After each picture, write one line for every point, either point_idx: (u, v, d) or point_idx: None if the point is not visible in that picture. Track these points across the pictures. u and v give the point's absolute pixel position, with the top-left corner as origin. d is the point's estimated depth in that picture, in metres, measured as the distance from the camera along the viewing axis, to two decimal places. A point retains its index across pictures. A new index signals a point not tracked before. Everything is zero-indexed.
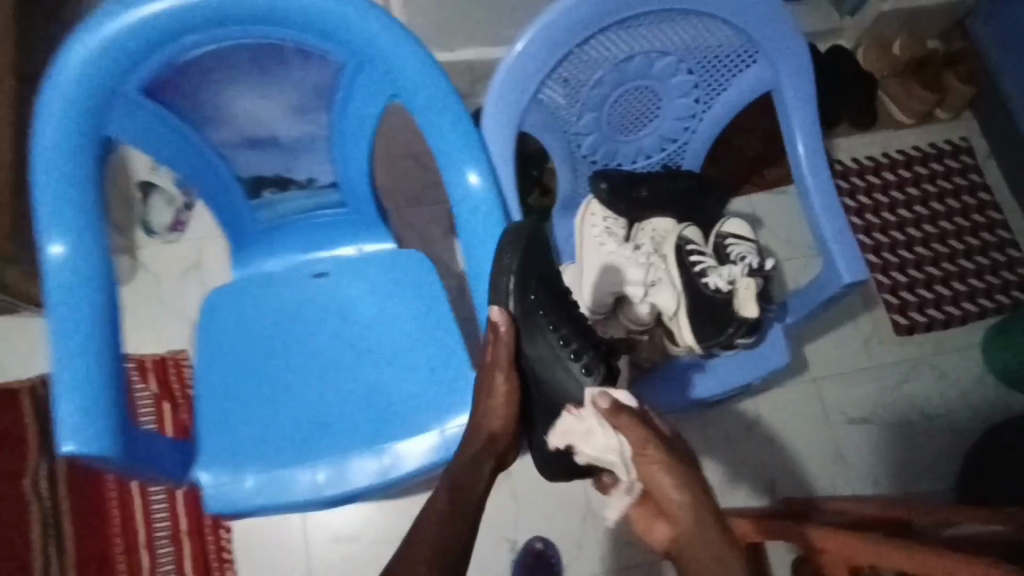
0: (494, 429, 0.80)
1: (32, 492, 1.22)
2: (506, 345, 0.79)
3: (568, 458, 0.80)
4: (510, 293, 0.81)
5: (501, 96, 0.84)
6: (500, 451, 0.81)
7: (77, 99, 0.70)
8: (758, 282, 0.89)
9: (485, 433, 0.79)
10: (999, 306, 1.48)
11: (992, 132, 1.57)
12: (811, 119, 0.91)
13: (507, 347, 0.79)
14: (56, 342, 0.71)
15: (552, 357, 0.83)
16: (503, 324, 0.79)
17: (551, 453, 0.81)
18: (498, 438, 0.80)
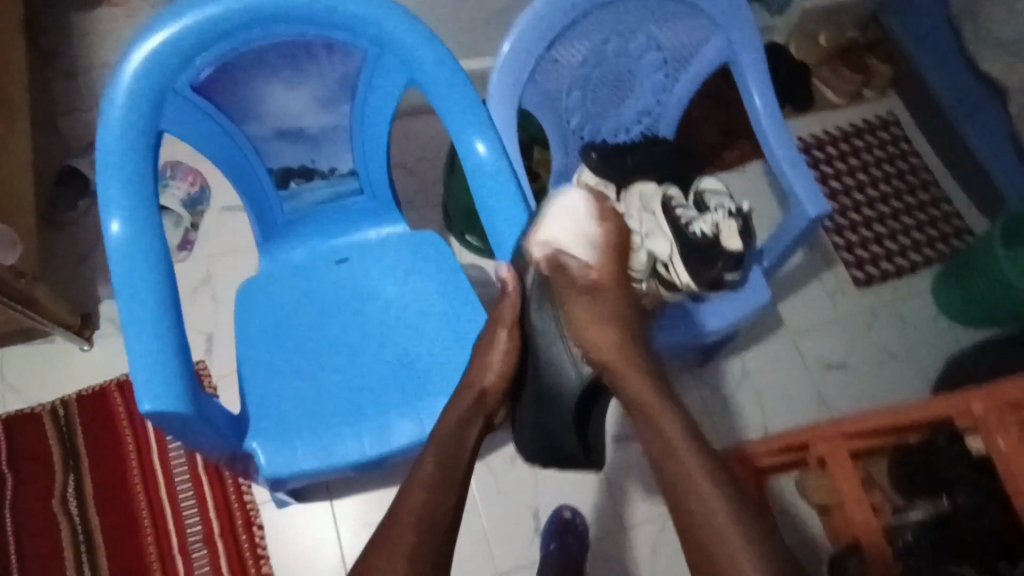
0: (486, 385, 0.88)
1: (62, 510, 1.22)
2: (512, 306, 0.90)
3: (543, 438, 0.91)
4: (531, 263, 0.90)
5: (502, 75, 0.99)
6: (490, 409, 0.88)
7: (137, 95, 0.80)
8: (737, 222, 1.07)
9: (476, 391, 0.87)
10: (941, 256, 1.60)
11: (912, 105, 1.74)
12: (762, 82, 1.11)
13: (513, 308, 0.90)
14: (125, 311, 0.78)
15: (552, 334, 0.88)
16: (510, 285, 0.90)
17: (532, 428, 0.92)
18: (488, 394, 0.88)
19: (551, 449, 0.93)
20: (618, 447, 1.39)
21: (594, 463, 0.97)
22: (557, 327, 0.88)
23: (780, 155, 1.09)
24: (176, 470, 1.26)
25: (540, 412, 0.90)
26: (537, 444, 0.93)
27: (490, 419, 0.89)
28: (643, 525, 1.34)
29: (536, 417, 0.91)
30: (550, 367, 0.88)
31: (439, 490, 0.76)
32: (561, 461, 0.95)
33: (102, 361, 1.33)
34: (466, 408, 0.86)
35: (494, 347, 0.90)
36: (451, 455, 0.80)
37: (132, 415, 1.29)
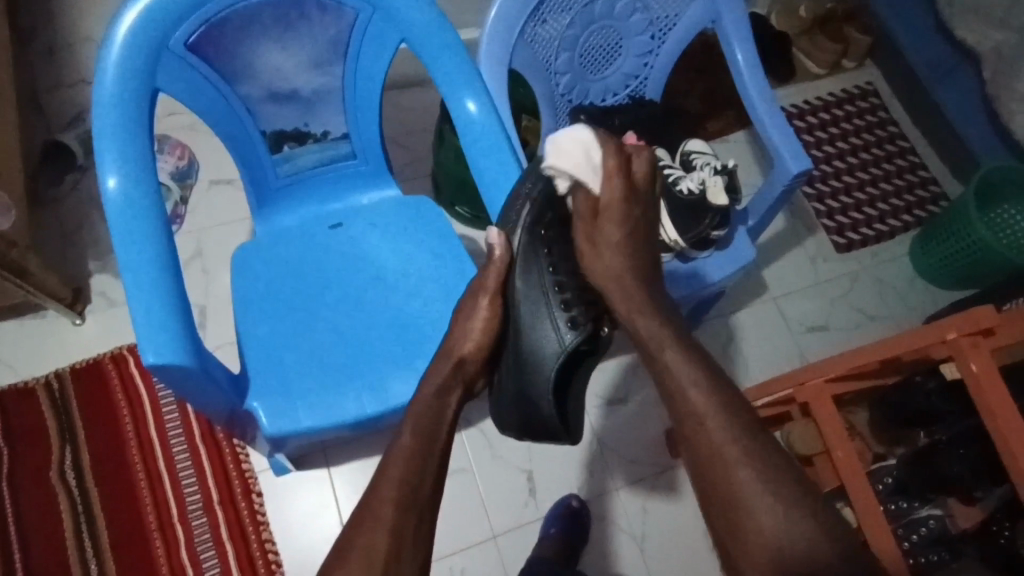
0: (466, 352, 0.86)
1: (59, 483, 1.22)
2: (498, 269, 0.86)
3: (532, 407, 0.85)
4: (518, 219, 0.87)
5: (490, 43, 1.03)
6: (468, 377, 0.86)
7: (133, 54, 0.83)
8: (722, 179, 1.11)
9: (456, 355, 0.85)
10: (919, 220, 1.64)
11: (891, 74, 1.77)
12: (746, 43, 1.14)
13: (496, 274, 0.86)
14: (125, 263, 0.80)
15: (541, 302, 0.85)
16: (497, 247, 0.86)
17: (516, 397, 0.86)
18: (468, 361, 0.86)
19: (533, 423, 0.87)
20: (608, 411, 1.41)
21: (572, 434, 0.88)
22: (544, 290, 0.85)
23: (768, 123, 1.12)
24: (173, 441, 1.27)
25: (518, 383, 0.85)
26: (514, 416, 0.88)
27: (470, 384, 0.87)
28: (624, 487, 1.37)
29: (517, 386, 0.85)
30: (535, 332, 0.84)
31: (426, 448, 0.77)
32: (540, 437, 0.88)
33: (95, 334, 1.32)
34: (446, 375, 0.84)
35: (476, 315, 0.87)
36: (435, 418, 0.80)
37: (126, 384, 1.29)
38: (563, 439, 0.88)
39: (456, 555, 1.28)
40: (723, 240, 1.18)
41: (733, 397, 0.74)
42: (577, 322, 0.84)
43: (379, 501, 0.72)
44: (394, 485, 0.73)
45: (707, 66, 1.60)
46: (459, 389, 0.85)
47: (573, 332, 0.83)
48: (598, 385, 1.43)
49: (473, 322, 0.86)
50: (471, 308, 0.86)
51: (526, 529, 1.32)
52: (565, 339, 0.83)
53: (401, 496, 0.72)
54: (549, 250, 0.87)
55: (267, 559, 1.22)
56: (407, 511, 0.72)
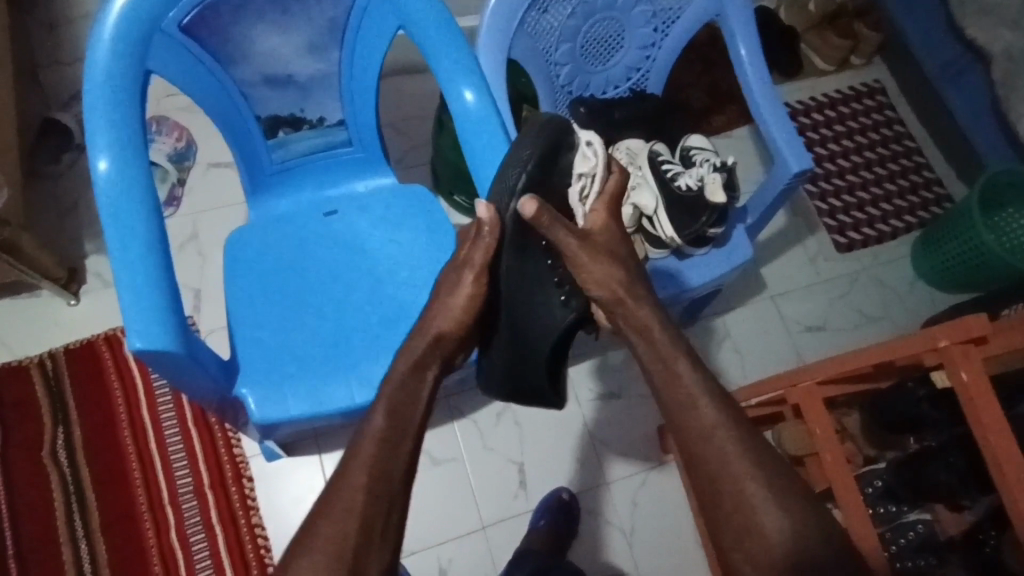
0: (444, 328, 0.82)
1: (52, 463, 1.22)
2: (487, 245, 0.80)
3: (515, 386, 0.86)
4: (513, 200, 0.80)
5: (490, 31, 1.02)
6: (447, 352, 0.83)
7: (127, 35, 0.83)
8: (721, 177, 1.08)
9: (433, 333, 0.81)
10: (922, 221, 1.63)
11: (900, 72, 1.75)
12: (751, 37, 1.12)
13: (485, 252, 0.80)
14: (114, 246, 0.80)
15: (534, 280, 0.85)
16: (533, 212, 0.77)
17: (504, 376, 0.87)
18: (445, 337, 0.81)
19: (521, 392, 0.89)
20: (600, 405, 1.41)
21: (561, 399, 0.91)
22: (538, 267, 0.85)
23: (770, 118, 1.10)
24: (166, 425, 1.27)
25: (508, 358, 0.86)
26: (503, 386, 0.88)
27: (449, 360, 0.84)
28: (614, 481, 1.37)
29: (506, 360, 0.86)
30: (528, 312, 0.85)
31: (393, 431, 0.72)
32: (530, 400, 0.90)
33: (91, 316, 1.32)
34: (421, 353, 0.80)
35: (460, 288, 0.82)
36: (404, 400, 0.76)
37: (120, 367, 1.29)
38: (553, 403, 0.90)
39: (445, 545, 1.29)
40: (722, 238, 1.17)
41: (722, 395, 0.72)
42: (571, 299, 0.85)
43: (343, 482, 0.68)
44: (362, 467, 0.69)
45: (712, 61, 1.58)
46: (436, 365, 0.81)
47: (566, 309, 0.85)
48: (588, 378, 1.42)
49: (456, 300, 0.82)
50: (457, 282, 0.82)
51: (516, 521, 1.32)
52: (558, 316, 0.85)
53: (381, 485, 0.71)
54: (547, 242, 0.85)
55: (257, 544, 1.22)
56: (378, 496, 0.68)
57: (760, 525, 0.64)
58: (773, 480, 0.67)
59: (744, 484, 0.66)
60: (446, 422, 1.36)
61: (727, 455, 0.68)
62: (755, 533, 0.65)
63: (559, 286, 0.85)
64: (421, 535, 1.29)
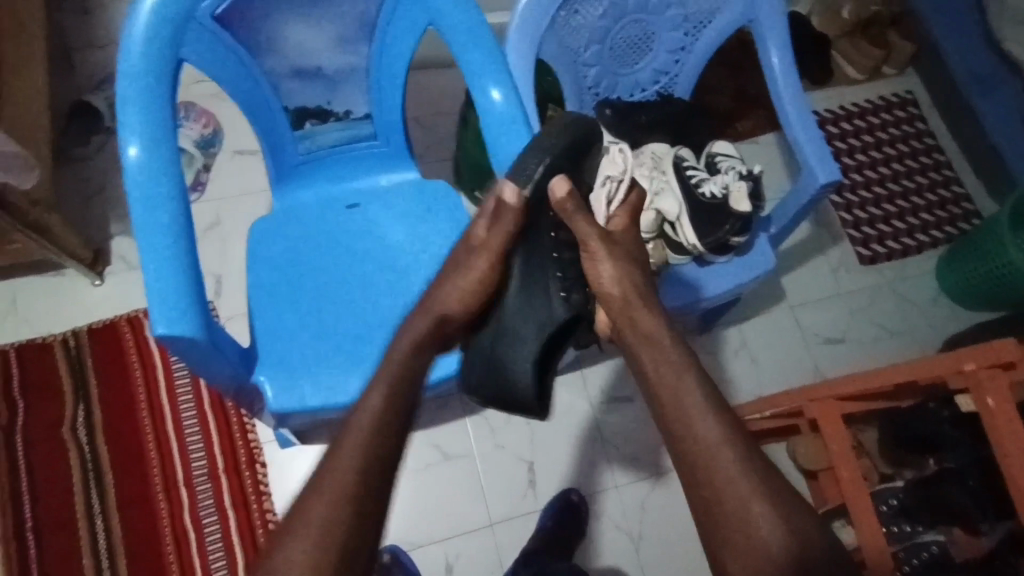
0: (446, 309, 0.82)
1: (71, 438, 1.24)
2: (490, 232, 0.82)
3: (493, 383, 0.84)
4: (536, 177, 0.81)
5: (520, 30, 1.01)
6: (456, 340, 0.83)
7: (161, 23, 0.84)
8: (746, 185, 1.08)
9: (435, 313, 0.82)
10: (948, 237, 1.60)
11: (932, 84, 1.72)
12: (783, 44, 1.11)
13: (503, 238, 0.81)
14: (140, 231, 0.81)
15: (538, 272, 0.84)
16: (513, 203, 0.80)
17: (485, 376, 0.84)
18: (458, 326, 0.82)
19: (505, 397, 0.84)
20: (612, 409, 1.41)
21: (543, 412, 0.86)
22: (544, 262, 0.84)
23: (798, 127, 1.09)
24: (183, 408, 1.29)
25: (495, 345, 0.84)
26: (485, 383, 0.84)
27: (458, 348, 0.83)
28: (623, 484, 1.36)
29: (489, 347, 0.84)
30: (528, 303, 0.83)
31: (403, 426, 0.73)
32: (510, 407, 0.85)
33: (114, 296, 1.34)
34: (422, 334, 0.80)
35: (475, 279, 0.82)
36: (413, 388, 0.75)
37: (141, 349, 1.31)
38: (535, 413, 0.85)
39: (451, 541, 1.29)
40: (744, 247, 1.16)
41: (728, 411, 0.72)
42: (570, 295, 0.84)
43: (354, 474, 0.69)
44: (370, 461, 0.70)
45: (741, 66, 1.56)
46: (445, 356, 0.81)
47: (564, 305, 0.83)
48: (602, 380, 1.42)
49: (472, 290, 0.81)
50: (473, 272, 0.82)
51: (524, 519, 1.32)
52: (554, 309, 0.83)
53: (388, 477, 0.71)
54: (556, 234, 0.86)
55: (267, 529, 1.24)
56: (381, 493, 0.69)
57: (760, 544, 0.64)
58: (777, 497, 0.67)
59: (748, 501, 0.66)
60: (458, 417, 1.36)
61: (732, 470, 0.68)
62: (758, 550, 0.64)
63: (560, 282, 0.84)
64: (427, 530, 1.29)
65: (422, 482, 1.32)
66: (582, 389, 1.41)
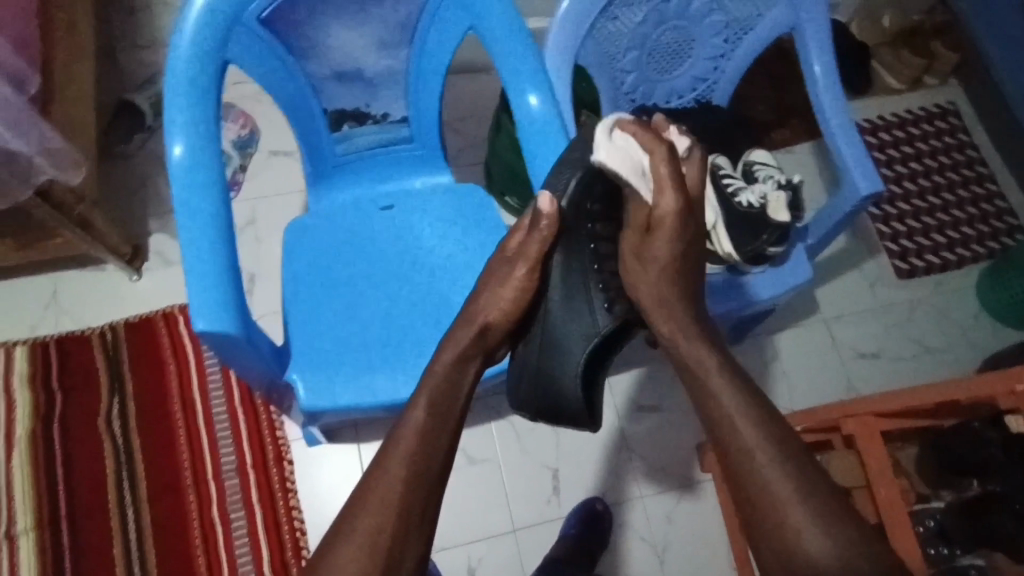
0: (491, 318, 0.80)
1: (106, 429, 1.27)
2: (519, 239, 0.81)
3: (546, 397, 0.85)
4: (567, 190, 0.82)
5: (559, 35, 1.01)
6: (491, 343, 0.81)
7: (209, 24, 0.85)
8: (785, 195, 1.07)
9: (480, 322, 0.80)
10: (990, 252, 1.55)
11: (976, 96, 1.68)
12: (826, 52, 1.09)
13: (534, 244, 0.81)
14: (183, 228, 0.82)
15: (580, 284, 0.85)
16: (546, 212, 0.79)
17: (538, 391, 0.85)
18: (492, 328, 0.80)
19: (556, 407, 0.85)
20: (640, 418, 1.39)
21: (594, 422, 0.86)
22: (584, 271, 0.85)
23: (839, 136, 1.07)
24: (215, 403, 1.31)
25: (545, 360, 0.84)
26: (534, 398, 0.85)
27: (491, 353, 0.82)
28: (649, 495, 1.35)
29: (536, 361, 0.84)
30: (571, 314, 0.85)
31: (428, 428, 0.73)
32: (560, 420, 0.86)
33: (151, 291, 1.37)
34: (465, 345, 0.78)
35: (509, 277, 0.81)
36: (443, 390, 0.75)
37: (176, 343, 1.34)
38: (586, 425, 0.85)
39: (474, 545, 1.29)
40: (781, 257, 1.13)
41: (762, 424, 0.69)
42: (614, 305, 0.85)
43: (382, 474, 0.69)
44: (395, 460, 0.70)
45: (779, 73, 1.54)
46: (478, 357, 0.79)
47: (607, 315, 0.85)
48: (630, 389, 1.41)
49: (504, 292, 0.81)
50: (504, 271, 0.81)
51: (548, 526, 1.31)
52: (597, 321, 0.85)
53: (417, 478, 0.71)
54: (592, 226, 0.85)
55: (293, 526, 1.25)
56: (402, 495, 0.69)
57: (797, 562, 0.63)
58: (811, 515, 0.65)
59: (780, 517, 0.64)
60: (483, 422, 1.36)
61: (764, 485, 0.66)
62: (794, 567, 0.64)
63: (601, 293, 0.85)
64: (451, 533, 1.29)
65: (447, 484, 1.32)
66: (609, 397, 1.40)
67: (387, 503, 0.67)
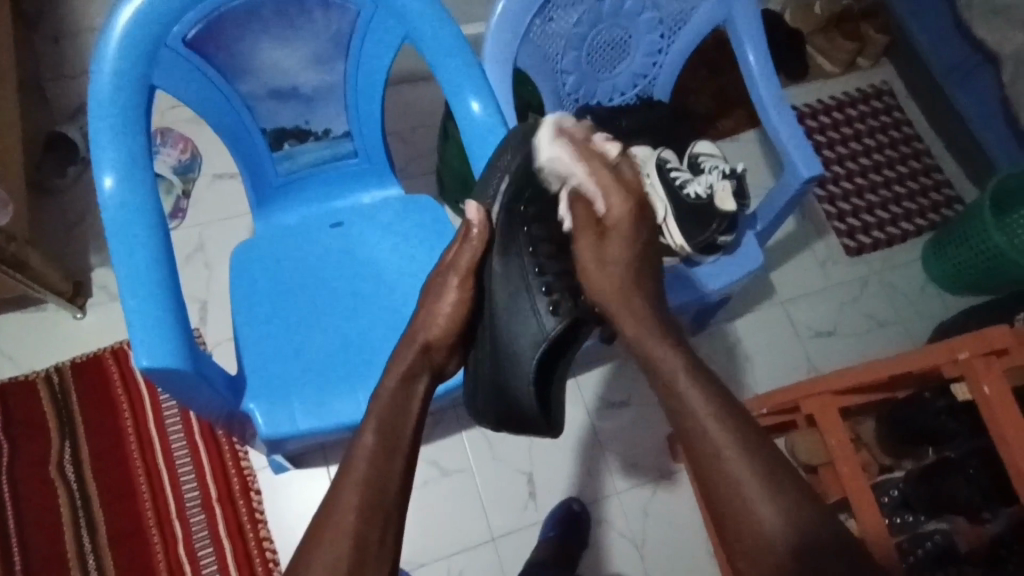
0: (431, 337, 0.81)
1: (59, 476, 1.22)
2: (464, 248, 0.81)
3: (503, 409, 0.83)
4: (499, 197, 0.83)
5: (496, 40, 1.01)
6: (437, 355, 0.81)
7: (131, 50, 0.82)
8: (731, 184, 1.09)
9: (420, 341, 0.81)
10: (932, 224, 1.61)
11: (907, 74, 1.73)
12: (759, 43, 1.12)
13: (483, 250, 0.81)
14: (120, 263, 0.79)
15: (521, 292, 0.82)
16: (476, 225, 0.81)
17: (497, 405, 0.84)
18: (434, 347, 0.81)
19: (514, 416, 0.83)
20: (610, 414, 1.40)
21: (554, 427, 0.84)
22: (524, 274, 0.82)
23: (778, 123, 1.10)
24: (173, 439, 1.26)
25: (496, 370, 0.82)
26: (491, 409, 0.85)
27: (437, 366, 0.82)
28: (624, 490, 1.35)
29: (489, 372, 0.83)
30: (516, 320, 0.82)
31: (385, 448, 0.72)
32: (519, 427, 0.84)
33: (96, 328, 1.32)
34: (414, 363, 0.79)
35: (446, 294, 0.82)
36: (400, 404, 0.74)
37: (127, 380, 1.29)
38: (545, 432, 0.83)
39: (453, 558, 1.27)
40: (732, 245, 1.15)
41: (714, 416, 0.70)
42: (559, 307, 0.82)
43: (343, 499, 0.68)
44: (352, 484, 0.69)
45: (719, 64, 1.57)
46: (424, 372, 0.80)
47: (554, 318, 0.81)
48: (598, 386, 1.41)
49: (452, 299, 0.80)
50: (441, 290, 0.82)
51: (526, 532, 1.31)
52: (544, 325, 0.81)
53: (379, 499, 0.69)
54: (529, 230, 0.83)
55: (265, 557, 1.21)
56: (364, 521, 0.68)
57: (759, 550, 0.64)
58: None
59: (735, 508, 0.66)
60: (454, 433, 1.34)
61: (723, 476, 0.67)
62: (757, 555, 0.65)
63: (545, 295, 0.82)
64: (428, 549, 1.28)
65: (422, 499, 1.30)
66: (578, 397, 1.40)
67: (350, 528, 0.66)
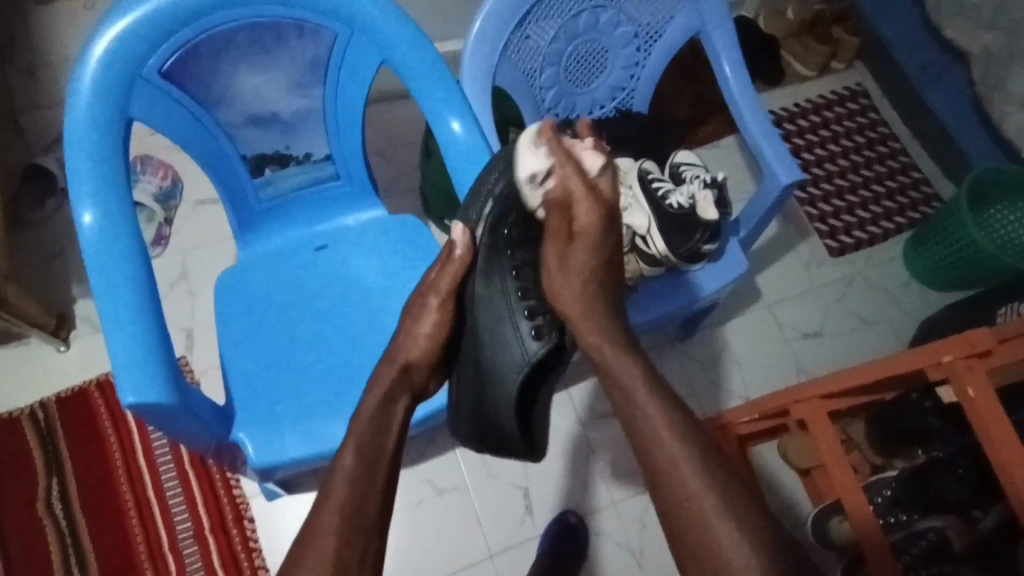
0: (411, 358, 0.81)
1: (47, 514, 1.19)
2: (454, 270, 0.82)
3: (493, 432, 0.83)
4: (482, 219, 0.84)
5: (473, 58, 1.01)
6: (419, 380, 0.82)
7: (106, 84, 0.82)
8: (712, 193, 1.10)
9: (401, 361, 0.81)
10: (912, 222, 1.63)
11: (880, 75, 1.76)
12: (734, 52, 1.13)
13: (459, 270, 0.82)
14: (100, 298, 0.78)
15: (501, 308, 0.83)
16: (460, 246, 0.82)
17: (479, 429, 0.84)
18: (413, 367, 0.81)
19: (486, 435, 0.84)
20: (602, 425, 1.40)
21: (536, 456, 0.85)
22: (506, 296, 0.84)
23: (756, 131, 1.11)
24: (163, 472, 1.25)
25: (484, 392, 0.82)
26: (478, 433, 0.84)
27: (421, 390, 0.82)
28: (620, 500, 1.35)
29: (476, 393, 0.83)
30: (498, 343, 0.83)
31: (371, 474, 0.72)
32: (502, 452, 0.84)
33: (82, 361, 1.30)
34: (390, 384, 0.79)
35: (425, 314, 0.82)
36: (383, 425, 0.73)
37: (114, 413, 1.27)
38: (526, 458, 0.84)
39: None
40: (715, 253, 1.16)
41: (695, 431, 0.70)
42: (541, 331, 0.82)
43: (326, 528, 0.67)
44: (338, 511, 0.68)
45: (695, 72, 1.58)
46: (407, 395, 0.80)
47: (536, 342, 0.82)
48: (589, 397, 1.41)
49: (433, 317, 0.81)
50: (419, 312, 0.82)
51: (524, 547, 1.30)
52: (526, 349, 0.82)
53: (364, 526, 0.69)
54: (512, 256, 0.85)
55: None
56: (349, 550, 0.67)
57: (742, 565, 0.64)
58: (747, 514, 0.68)
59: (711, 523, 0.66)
60: (447, 450, 1.34)
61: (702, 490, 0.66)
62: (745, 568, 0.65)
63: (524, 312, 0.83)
64: (424, 568, 1.27)
65: (417, 520, 1.29)
66: (569, 408, 1.40)
67: (333, 559, 0.65)
